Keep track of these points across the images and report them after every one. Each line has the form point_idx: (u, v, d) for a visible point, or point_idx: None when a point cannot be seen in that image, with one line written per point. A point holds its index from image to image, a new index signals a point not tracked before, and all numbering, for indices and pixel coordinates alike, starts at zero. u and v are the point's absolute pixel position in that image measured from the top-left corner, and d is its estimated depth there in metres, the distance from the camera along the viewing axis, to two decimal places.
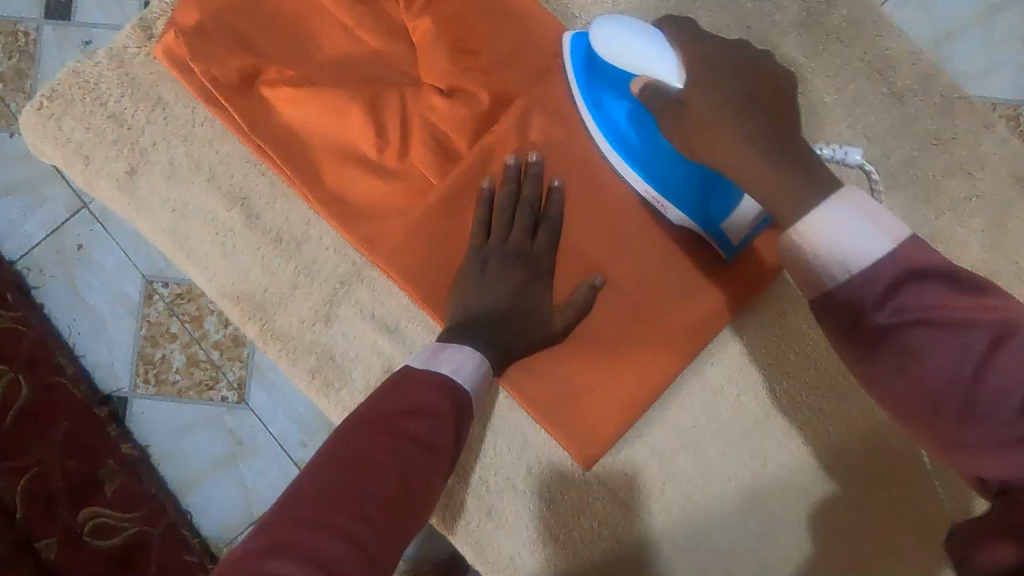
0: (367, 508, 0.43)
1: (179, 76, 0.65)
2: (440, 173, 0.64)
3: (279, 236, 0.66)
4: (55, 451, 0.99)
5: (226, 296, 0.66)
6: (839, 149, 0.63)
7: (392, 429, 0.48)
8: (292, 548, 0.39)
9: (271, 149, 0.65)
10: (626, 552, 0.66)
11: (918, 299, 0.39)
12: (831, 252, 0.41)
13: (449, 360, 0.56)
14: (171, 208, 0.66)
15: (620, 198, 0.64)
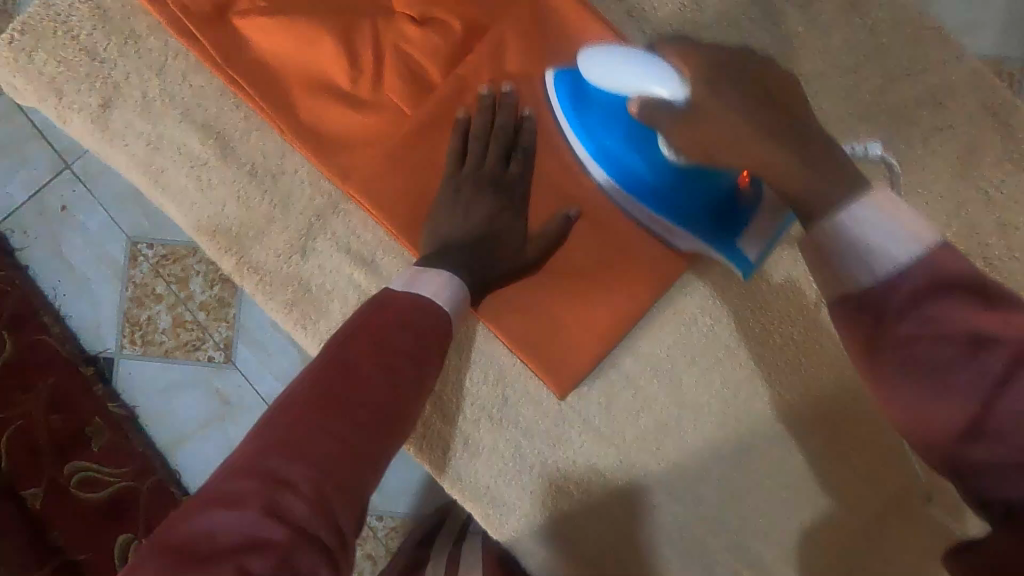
0: (360, 418, 0.46)
1: (151, 7, 0.65)
2: (415, 104, 0.65)
3: (254, 169, 0.66)
4: (41, 407, 1.06)
5: (202, 230, 0.66)
6: (860, 145, 0.61)
7: (383, 344, 0.50)
8: (294, 452, 0.43)
9: (244, 81, 0.65)
10: (603, 481, 0.66)
11: (948, 312, 0.37)
12: (862, 250, 0.40)
13: (428, 283, 0.56)
14: (146, 142, 0.66)
15: None
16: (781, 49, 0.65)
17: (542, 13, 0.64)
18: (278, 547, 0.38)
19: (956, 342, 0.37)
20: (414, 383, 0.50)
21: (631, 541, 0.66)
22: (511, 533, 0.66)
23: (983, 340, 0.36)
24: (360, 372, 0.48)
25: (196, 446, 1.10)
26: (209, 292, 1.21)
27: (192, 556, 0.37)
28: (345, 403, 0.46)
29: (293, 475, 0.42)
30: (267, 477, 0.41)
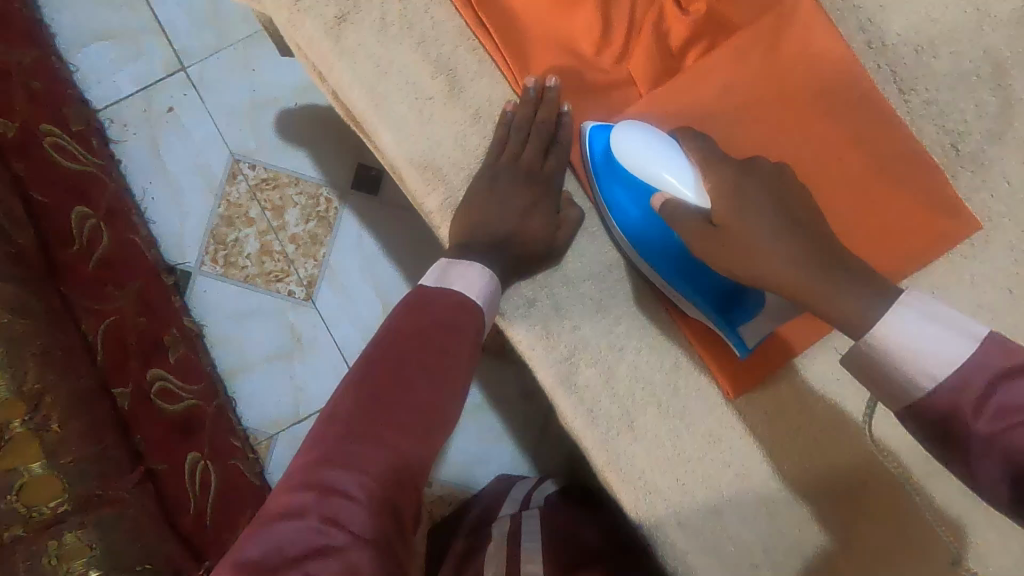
0: (406, 420, 0.51)
1: None
2: (652, 86, 0.66)
3: (479, 114, 0.66)
4: (131, 305, 1.02)
5: (413, 164, 0.65)
6: None
7: (404, 346, 0.55)
8: (343, 460, 0.48)
9: (492, 26, 0.64)
10: (751, 486, 0.68)
11: (1015, 398, 0.44)
12: (910, 360, 0.48)
13: (460, 277, 0.61)
14: (374, 63, 0.65)
15: (817, 145, 0.66)
16: (1002, 109, 0.68)
17: (793, 25, 0.65)
18: (336, 552, 0.43)
19: None
20: (450, 385, 0.55)
21: (768, 550, 0.67)
22: (656, 522, 0.67)
23: None
24: (399, 376, 0.53)
25: (268, 375, 1.20)
26: (303, 226, 1.20)
27: (263, 569, 0.42)
28: (385, 407, 0.51)
29: (343, 483, 0.46)
30: (319, 486, 0.46)
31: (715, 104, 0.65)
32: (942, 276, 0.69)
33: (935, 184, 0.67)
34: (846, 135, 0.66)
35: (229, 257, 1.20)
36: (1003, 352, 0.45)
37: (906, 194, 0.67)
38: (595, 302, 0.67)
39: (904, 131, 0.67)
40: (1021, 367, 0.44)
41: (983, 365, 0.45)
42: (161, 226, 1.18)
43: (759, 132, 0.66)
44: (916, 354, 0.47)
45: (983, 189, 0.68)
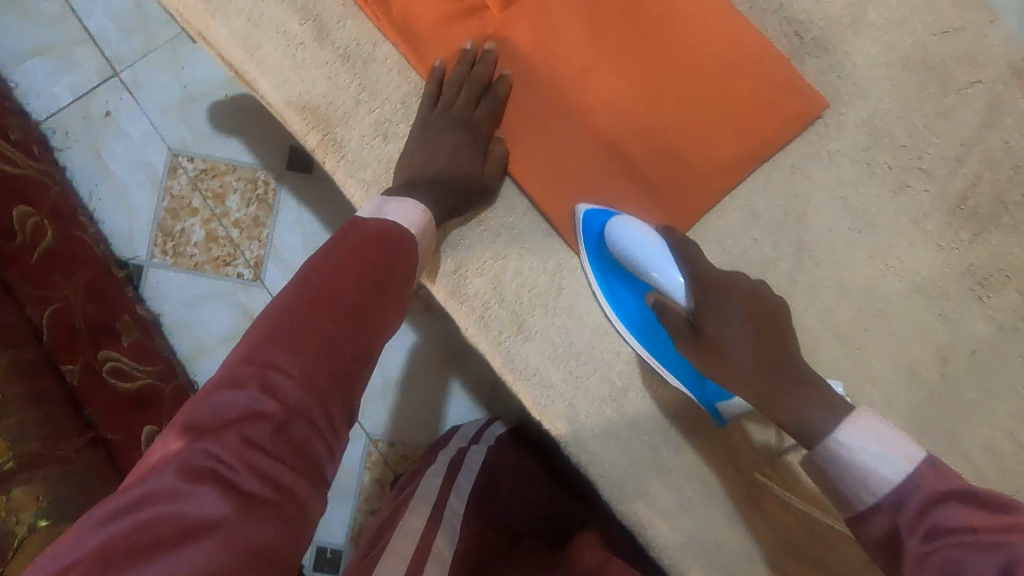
0: (345, 318, 0.54)
1: None
2: (504, 4, 0.70)
3: (347, 53, 0.70)
4: (80, 293, 1.07)
5: (291, 106, 0.70)
6: (870, 448, 0.56)
7: (352, 255, 0.57)
8: (282, 343, 0.51)
9: None
10: (644, 374, 0.71)
11: (948, 519, 0.51)
12: (856, 474, 0.56)
13: (395, 209, 0.63)
14: (245, 17, 0.70)
15: (667, 48, 0.71)
16: None
17: None
18: (272, 418, 0.47)
19: (962, 542, 0.49)
20: (392, 295, 0.58)
21: (665, 431, 0.71)
22: (556, 416, 0.71)
23: (987, 542, 0.48)
24: (346, 282, 0.56)
25: (225, 356, 1.24)
26: (245, 211, 1.26)
27: (207, 426, 0.46)
28: (322, 303, 0.54)
29: (278, 361, 0.50)
30: (257, 365, 0.50)
31: (567, 18, 0.70)
32: (803, 156, 0.73)
33: (780, 71, 0.71)
34: (692, 34, 0.71)
35: (177, 248, 1.25)
36: (937, 477, 0.54)
37: (757, 83, 0.71)
38: (477, 217, 0.71)
39: (746, 26, 0.71)
40: (954, 494, 0.52)
41: (921, 488, 0.53)
42: (109, 224, 1.24)
43: (611, 39, 0.70)
44: (867, 459, 0.56)
45: (831, 72, 0.72)
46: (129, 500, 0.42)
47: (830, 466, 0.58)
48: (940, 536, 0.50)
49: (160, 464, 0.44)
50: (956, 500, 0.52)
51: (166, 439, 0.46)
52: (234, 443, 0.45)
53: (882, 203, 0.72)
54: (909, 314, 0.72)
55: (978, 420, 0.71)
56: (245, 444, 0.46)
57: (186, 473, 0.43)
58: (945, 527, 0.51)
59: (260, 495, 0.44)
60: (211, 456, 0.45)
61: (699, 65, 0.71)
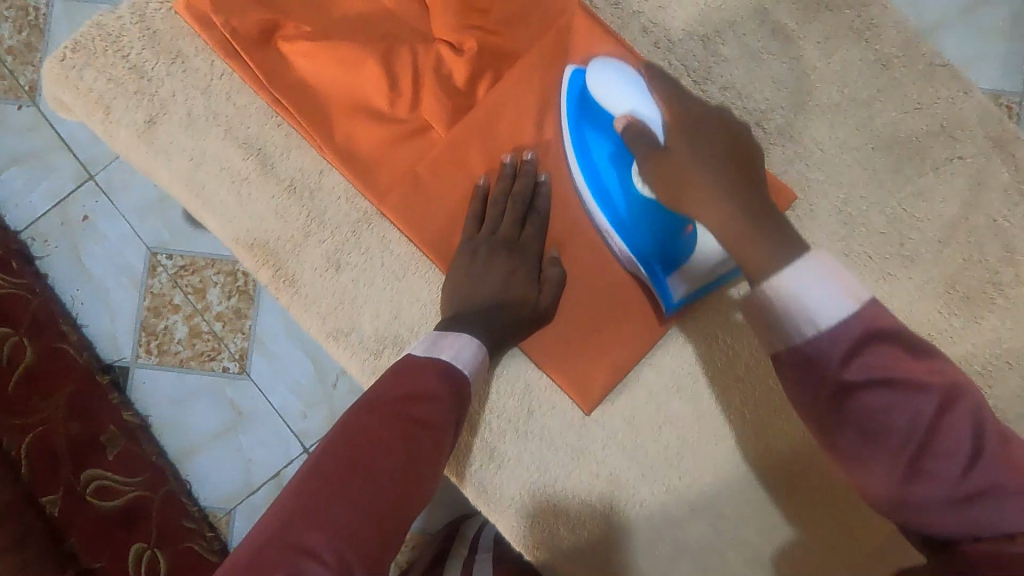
0: (384, 488, 0.48)
1: (199, 29, 0.68)
2: (448, 122, 0.67)
3: (293, 185, 0.69)
4: (60, 411, 1.11)
5: (241, 243, 0.69)
6: (804, 279, 0.46)
7: (399, 411, 0.52)
8: (315, 522, 0.44)
9: (286, 100, 0.67)
10: (625, 494, 0.68)
11: (879, 359, 0.44)
12: (796, 306, 0.46)
13: (449, 347, 0.58)
14: (188, 157, 0.69)
15: None
16: (800, 83, 0.69)
17: (575, 44, 0.67)
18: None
19: (888, 384, 0.43)
20: (435, 454, 0.52)
21: (652, 554, 0.67)
22: (535, 547, 0.67)
23: (909, 385, 0.43)
24: (385, 443, 0.49)
25: (216, 454, 1.18)
26: (226, 303, 1.23)
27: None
28: (363, 470, 0.48)
29: (312, 547, 0.43)
30: (286, 549, 0.43)
31: (516, 131, 0.67)
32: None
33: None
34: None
35: (162, 346, 1.21)
36: (880, 314, 0.45)
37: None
38: None
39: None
40: (889, 332, 0.45)
41: (863, 322, 0.45)
42: (93, 328, 1.20)
43: (561, 149, 0.67)
44: (801, 300, 0.45)
45: (800, 161, 0.69)
46: None
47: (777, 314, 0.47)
48: (868, 391, 0.43)
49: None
50: (892, 342, 0.45)
51: None
52: None
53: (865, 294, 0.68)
54: None
55: None
56: None
57: None
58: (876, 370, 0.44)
59: None
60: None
61: None
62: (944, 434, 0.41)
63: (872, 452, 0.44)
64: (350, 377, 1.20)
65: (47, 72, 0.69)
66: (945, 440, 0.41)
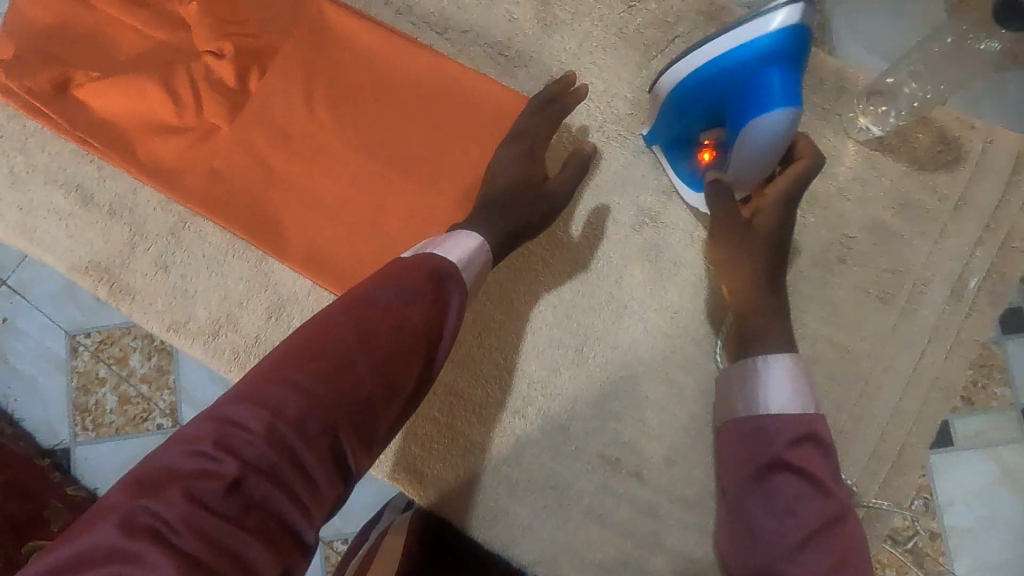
0: (333, 365, 0.47)
1: (6, 98, 0.77)
2: (231, 120, 0.76)
3: (113, 208, 0.77)
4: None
5: (77, 269, 0.77)
6: (761, 377, 0.63)
7: (372, 303, 0.51)
8: (251, 396, 0.45)
9: (89, 138, 0.76)
10: (465, 401, 0.73)
11: (802, 459, 0.59)
12: (757, 387, 0.63)
13: (451, 245, 0.59)
14: (18, 208, 0.78)
15: (388, 104, 0.76)
16: (526, 10, 0.79)
17: (325, 27, 0.77)
18: (229, 476, 0.42)
19: (804, 478, 0.59)
20: (411, 341, 0.50)
21: (502, 449, 0.72)
22: (394, 470, 0.72)
23: (822, 487, 0.58)
24: (354, 327, 0.49)
25: None
26: (148, 364, 1.31)
27: (153, 480, 0.41)
28: (322, 352, 0.48)
29: (244, 416, 0.44)
30: (222, 420, 0.44)
31: (289, 110, 0.76)
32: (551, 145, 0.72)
33: (491, 93, 0.75)
34: (404, 88, 0.76)
35: (96, 420, 1.27)
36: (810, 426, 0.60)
37: (473, 111, 0.75)
38: (268, 309, 0.75)
39: (449, 65, 0.76)
40: (817, 437, 0.60)
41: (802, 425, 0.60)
42: (30, 418, 1.28)
43: (331, 118, 0.76)
44: (767, 379, 0.63)
45: (543, 75, 0.78)
46: (63, 559, 0.38)
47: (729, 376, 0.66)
48: (784, 476, 0.60)
49: (101, 518, 0.40)
50: (818, 449, 0.60)
51: (109, 495, 0.42)
52: (177, 502, 0.40)
53: (629, 170, 0.76)
54: (696, 260, 0.74)
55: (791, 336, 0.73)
56: (186, 504, 0.40)
57: (123, 533, 0.38)
58: (788, 463, 0.59)
59: (201, 561, 0.39)
60: (153, 514, 0.40)
61: (422, 110, 0.76)
62: (817, 538, 0.57)
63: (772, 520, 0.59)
64: None
65: None
66: (816, 540, 0.57)
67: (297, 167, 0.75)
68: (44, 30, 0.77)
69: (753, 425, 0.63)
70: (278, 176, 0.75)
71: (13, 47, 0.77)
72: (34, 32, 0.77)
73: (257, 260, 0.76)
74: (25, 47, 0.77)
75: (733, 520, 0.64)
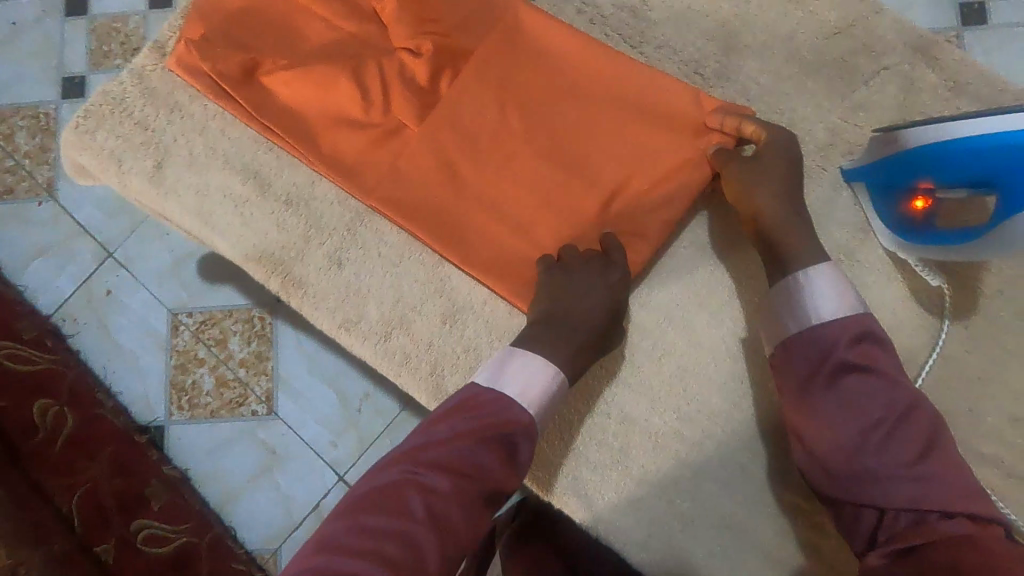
0: (398, 526, 0.52)
1: (191, 80, 0.77)
2: (419, 119, 0.74)
3: (289, 198, 0.76)
4: (105, 469, 1.14)
5: (250, 258, 0.75)
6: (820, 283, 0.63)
7: (430, 456, 0.58)
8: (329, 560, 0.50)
9: (275, 127, 0.75)
10: (641, 427, 0.71)
11: (870, 376, 0.59)
12: (810, 291, 0.63)
13: (508, 377, 0.64)
14: (194, 191, 0.77)
15: (582, 113, 0.73)
16: (726, 28, 0.76)
17: (521, 30, 0.75)
18: None
19: (877, 388, 0.59)
20: (463, 502, 0.56)
21: (678, 483, 0.70)
22: (564, 493, 0.70)
23: (893, 388, 0.59)
24: (408, 487, 0.55)
25: (254, 499, 1.20)
26: (247, 349, 1.25)
27: None
28: (354, 530, 0.52)
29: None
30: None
31: (481, 111, 0.74)
32: (778, 152, 0.69)
33: (692, 109, 0.72)
34: (599, 98, 0.73)
35: (192, 401, 1.23)
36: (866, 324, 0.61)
37: (673, 127, 0.72)
38: (442, 315, 0.73)
39: (646, 76, 0.73)
40: (874, 347, 0.60)
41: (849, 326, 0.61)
42: (126, 392, 1.23)
43: (522, 125, 0.73)
44: (819, 288, 0.62)
45: (739, 98, 0.76)
46: None
47: (782, 295, 0.64)
48: (853, 377, 0.59)
49: None
50: (871, 336, 0.61)
51: None
52: None
53: (824, 204, 0.73)
54: (892, 303, 0.71)
55: (993, 395, 0.69)
56: None
57: None
58: (862, 377, 0.59)
59: None
60: None
61: (618, 121, 0.73)
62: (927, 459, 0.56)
63: (883, 448, 0.57)
64: (373, 399, 1.22)
65: (64, 139, 0.78)
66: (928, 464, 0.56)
67: (484, 173, 0.73)
68: (234, 15, 0.76)
69: (813, 341, 0.61)
70: (462, 181, 0.73)
71: (202, 27, 0.76)
72: (224, 16, 0.76)
73: (434, 264, 0.74)
74: (216, 29, 0.76)
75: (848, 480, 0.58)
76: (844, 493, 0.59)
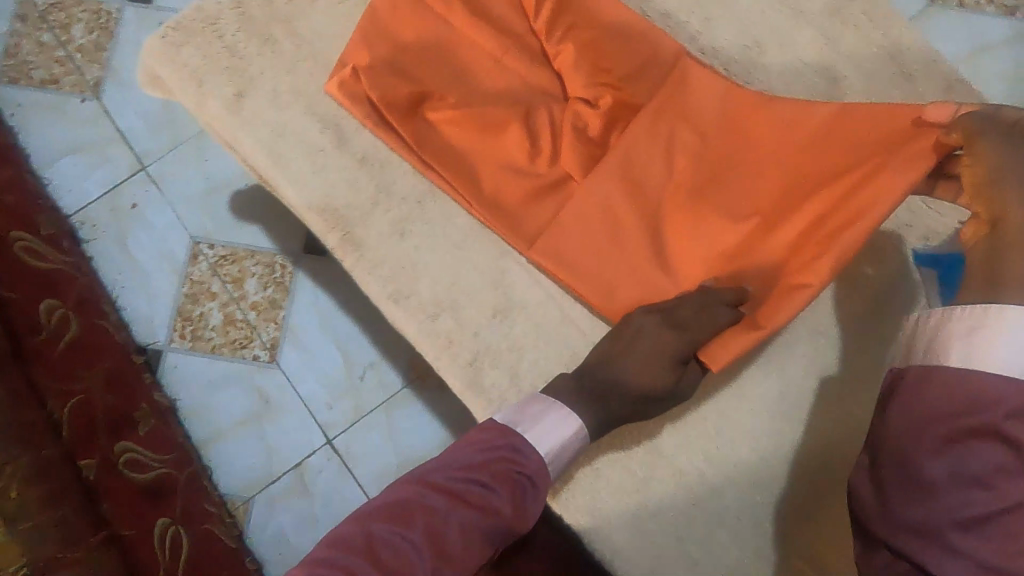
0: (395, 537, 0.54)
1: (349, 105, 0.74)
2: (585, 170, 0.72)
3: (365, 158, 0.75)
4: (98, 382, 1.10)
5: (313, 209, 0.74)
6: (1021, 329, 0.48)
7: (447, 475, 0.59)
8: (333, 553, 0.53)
9: (430, 158, 0.73)
10: (666, 461, 0.71)
11: (1005, 452, 0.46)
12: (1000, 332, 0.49)
13: (544, 422, 0.63)
14: (270, 128, 0.75)
15: (774, 184, 0.67)
16: (828, 90, 0.77)
17: (689, 84, 0.71)
18: None
19: (1009, 467, 0.45)
20: (469, 528, 0.57)
21: (690, 524, 0.69)
22: (578, 509, 0.69)
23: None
24: (418, 501, 0.57)
25: (239, 444, 1.18)
26: (262, 293, 1.22)
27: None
28: (358, 533, 0.55)
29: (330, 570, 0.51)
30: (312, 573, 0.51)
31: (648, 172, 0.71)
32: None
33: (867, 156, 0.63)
34: (787, 163, 0.67)
35: (196, 332, 1.21)
36: None
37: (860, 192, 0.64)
38: (494, 307, 0.73)
39: (821, 123, 0.65)
40: None
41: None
42: (132, 310, 1.21)
43: (686, 180, 0.70)
44: (1011, 335, 0.48)
45: None
46: None
47: (954, 319, 0.52)
48: (986, 442, 0.46)
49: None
50: None
51: None
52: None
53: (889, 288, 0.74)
54: None
55: None
56: None
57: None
58: (997, 444, 0.46)
59: None
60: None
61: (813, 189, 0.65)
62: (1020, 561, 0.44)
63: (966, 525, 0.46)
64: (378, 369, 1.20)
65: (149, 47, 0.76)
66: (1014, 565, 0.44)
67: (652, 233, 0.70)
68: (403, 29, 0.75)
69: (967, 385, 0.48)
70: (631, 242, 0.70)
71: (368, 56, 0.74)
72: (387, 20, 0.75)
73: (496, 256, 0.74)
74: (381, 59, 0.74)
75: (908, 537, 0.48)
76: (892, 535, 0.49)
